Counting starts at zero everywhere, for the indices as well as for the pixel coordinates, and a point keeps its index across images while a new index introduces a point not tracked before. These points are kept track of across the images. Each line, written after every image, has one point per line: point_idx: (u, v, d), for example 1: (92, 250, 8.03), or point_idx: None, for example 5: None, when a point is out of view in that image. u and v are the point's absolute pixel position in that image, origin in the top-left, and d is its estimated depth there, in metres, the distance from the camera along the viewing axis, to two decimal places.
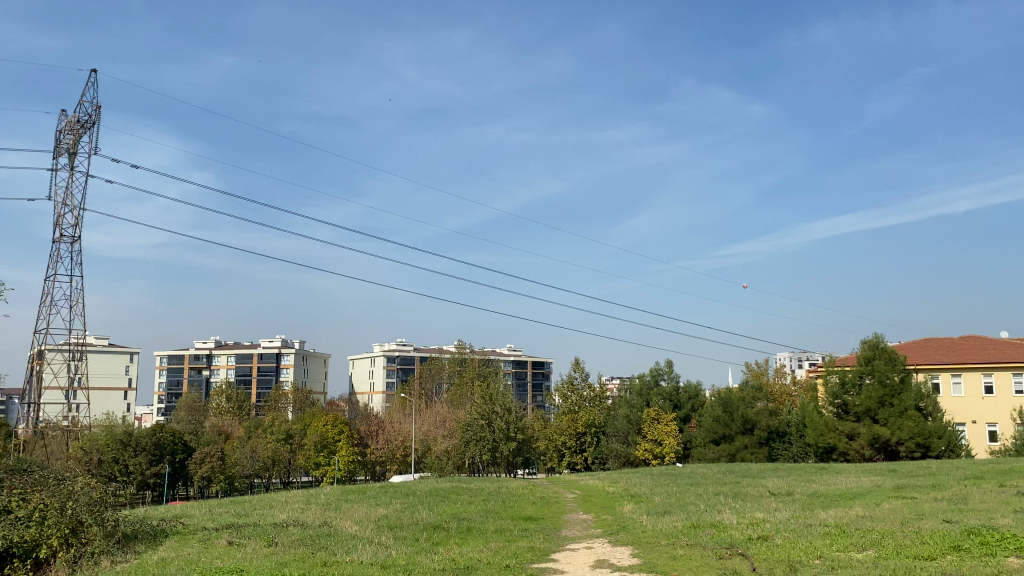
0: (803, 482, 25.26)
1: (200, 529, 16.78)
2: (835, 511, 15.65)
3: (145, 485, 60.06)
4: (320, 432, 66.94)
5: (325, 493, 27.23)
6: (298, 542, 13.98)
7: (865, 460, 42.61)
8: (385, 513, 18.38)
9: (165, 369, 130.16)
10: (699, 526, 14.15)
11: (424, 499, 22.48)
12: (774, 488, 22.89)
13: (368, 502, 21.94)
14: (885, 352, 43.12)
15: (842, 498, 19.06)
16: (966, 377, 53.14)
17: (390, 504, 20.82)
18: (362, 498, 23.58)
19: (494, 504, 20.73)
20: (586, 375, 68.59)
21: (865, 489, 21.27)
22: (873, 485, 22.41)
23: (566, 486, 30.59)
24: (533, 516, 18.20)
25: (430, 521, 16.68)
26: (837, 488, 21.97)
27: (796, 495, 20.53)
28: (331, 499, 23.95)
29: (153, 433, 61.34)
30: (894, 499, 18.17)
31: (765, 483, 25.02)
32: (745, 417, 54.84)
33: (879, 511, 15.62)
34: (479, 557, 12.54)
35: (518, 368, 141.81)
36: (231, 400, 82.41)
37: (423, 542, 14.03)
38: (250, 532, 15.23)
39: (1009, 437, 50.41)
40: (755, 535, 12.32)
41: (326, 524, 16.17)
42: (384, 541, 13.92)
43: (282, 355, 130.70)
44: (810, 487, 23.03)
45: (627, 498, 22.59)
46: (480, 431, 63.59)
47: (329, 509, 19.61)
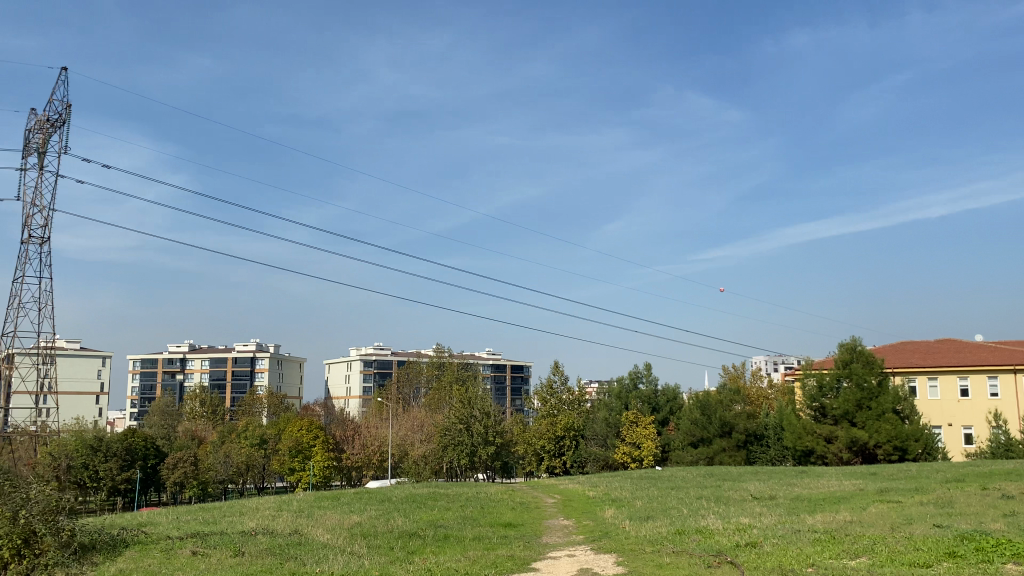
0: (785, 485, 25.26)
1: (164, 537, 16.33)
2: (821, 516, 15.58)
3: (115, 490, 59.21)
4: (295, 437, 66.25)
5: (300, 498, 26.76)
6: (265, 551, 13.64)
7: (843, 463, 42.86)
8: (360, 520, 18.08)
9: (137, 373, 128.43)
10: (683, 532, 13.98)
11: (400, 505, 22.16)
12: (757, 492, 22.85)
13: (343, 509, 21.58)
14: (863, 355, 43.38)
15: (826, 502, 19.01)
16: (943, 380, 53.65)
17: (366, 511, 20.47)
18: (336, 505, 23.18)
19: (472, 510, 20.45)
20: (564, 379, 68.42)
21: (849, 493, 21.27)
22: (855, 488, 22.42)
23: (545, 490, 30.35)
24: (512, 522, 18.00)
25: (405, 528, 16.41)
26: (820, 492, 21.95)
27: (779, 499, 20.47)
28: (304, 505, 23.51)
29: (124, 438, 60.45)
30: (878, 503, 18.14)
31: (747, 487, 25.01)
32: (724, 420, 54.91)
33: (865, 515, 15.58)
34: (456, 566, 12.28)
35: (496, 372, 141.60)
36: (206, 404, 81.44)
37: (399, 552, 13.76)
38: (216, 542, 14.87)
39: (985, 439, 50.85)
40: (743, 542, 12.15)
41: (297, 532, 15.83)
42: (357, 550, 13.62)
43: (257, 359, 129.45)
44: (793, 490, 23.02)
45: (607, 502, 22.39)
46: (458, 436, 63.27)
47: (302, 516, 19.25)
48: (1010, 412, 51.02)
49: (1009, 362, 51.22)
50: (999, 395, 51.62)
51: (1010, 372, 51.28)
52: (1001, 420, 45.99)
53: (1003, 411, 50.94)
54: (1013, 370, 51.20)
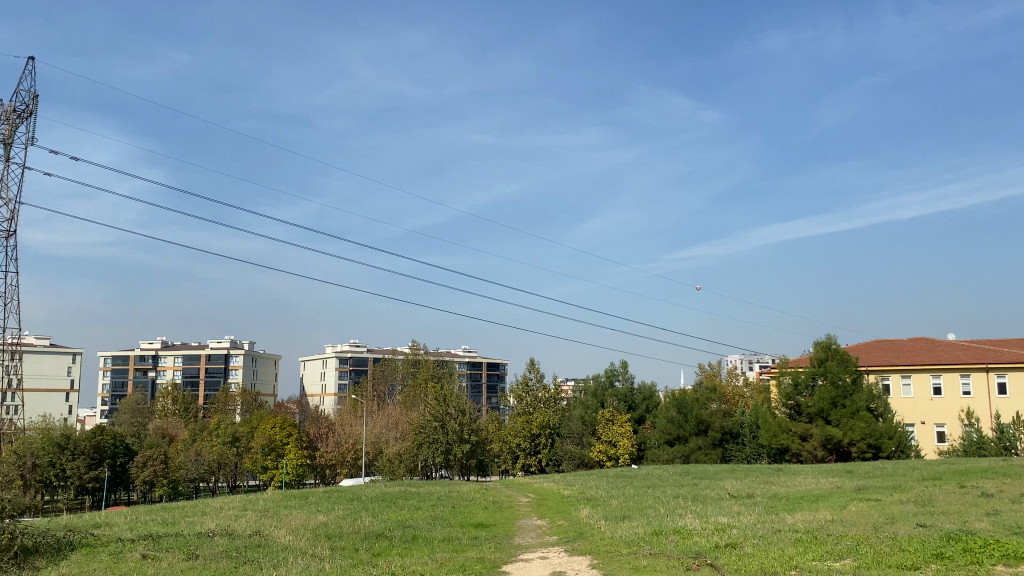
0: (762, 483, 25.28)
1: (116, 539, 15.81)
2: (800, 515, 15.51)
3: (83, 489, 58.32)
4: (268, 435, 65.54)
5: (268, 497, 26.42)
6: (221, 555, 13.24)
7: (818, 460, 43.13)
8: (326, 521, 17.72)
9: (108, 371, 126.84)
10: (661, 532, 13.81)
11: (371, 505, 21.80)
12: (734, 491, 22.81)
13: (310, 508, 21.23)
14: (838, 353, 43.69)
15: (804, 501, 18.97)
16: (915, 379, 54.17)
17: (335, 511, 20.14)
18: (304, 504, 22.81)
19: (444, 510, 20.24)
20: (540, 376, 68.29)
21: (826, 491, 21.33)
22: (833, 487, 22.46)
23: (519, 488, 30.16)
24: (484, 523, 17.73)
25: (372, 529, 16.11)
26: (797, 490, 21.99)
27: (757, 497, 20.46)
28: (272, 504, 23.22)
29: (92, 436, 59.52)
30: (857, 502, 18.13)
31: (723, 485, 25.02)
32: (700, 418, 55.06)
33: (846, 514, 15.52)
34: (423, 569, 12.02)
35: (472, 369, 141.32)
36: (178, 402, 80.33)
37: (364, 554, 13.46)
38: (169, 544, 14.43)
39: (957, 437, 51.42)
40: (722, 543, 12.01)
41: (257, 534, 15.43)
42: (319, 553, 13.29)
43: (231, 356, 128.15)
44: (770, 488, 23.07)
45: (583, 501, 22.27)
46: (434, 433, 63.02)
47: (266, 517, 18.92)
48: (981, 410, 51.67)
49: (982, 361, 51.88)
50: (970, 394, 52.28)
51: (982, 371, 51.94)
52: (974, 418, 46.53)
53: (975, 409, 51.60)
54: (985, 369, 51.89)
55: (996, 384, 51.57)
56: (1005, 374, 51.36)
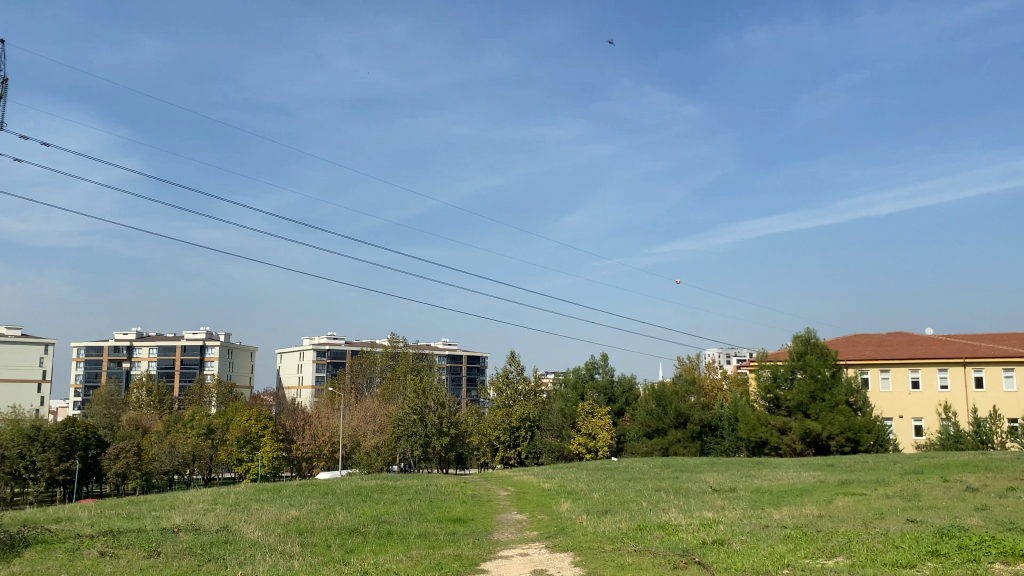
0: (744, 477, 25.27)
1: (75, 535, 15.41)
2: (787, 511, 15.47)
3: (54, 481, 57.64)
4: (244, 427, 64.95)
5: (240, 491, 26.12)
6: (184, 552, 12.92)
7: (796, 454, 43.39)
8: (299, 515, 17.46)
9: (82, 361, 125.33)
10: (645, 528, 13.69)
11: (345, 499, 21.56)
12: (716, 484, 22.81)
13: (281, 503, 20.96)
14: (817, 347, 43.91)
15: (788, 495, 18.98)
16: (894, 373, 54.62)
17: (309, 505, 19.89)
18: (278, 499, 22.52)
19: (420, 504, 20.01)
20: (520, 369, 68.16)
21: (810, 484, 21.36)
22: (816, 481, 22.51)
23: (498, 482, 30.01)
24: (462, 517, 17.53)
25: (345, 524, 15.87)
26: (779, 484, 22.01)
27: (739, 491, 20.49)
28: (242, 498, 22.88)
29: (64, 427, 58.79)
30: (842, 496, 18.14)
31: (705, 479, 25.00)
32: (678, 411, 55.33)
33: (831, 509, 15.52)
34: (397, 568, 11.78)
35: (452, 362, 141.05)
36: (153, 393, 79.47)
37: (336, 551, 13.21)
38: (129, 541, 14.07)
39: (934, 431, 51.97)
40: (709, 539, 11.89)
41: (225, 530, 15.14)
42: (289, 551, 13.03)
43: (207, 347, 126.99)
44: (753, 482, 23.10)
45: (563, 495, 22.15)
46: (412, 426, 62.74)
47: (236, 511, 18.64)
48: (958, 404, 52.23)
49: (959, 355, 52.42)
50: (948, 388, 52.86)
51: (960, 365, 52.48)
52: (950, 413, 47.03)
53: (952, 403, 52.19)
54: (962, 363, 52.47)
55: (973, 378, 52.15)
56: (982, 368, 51.96)
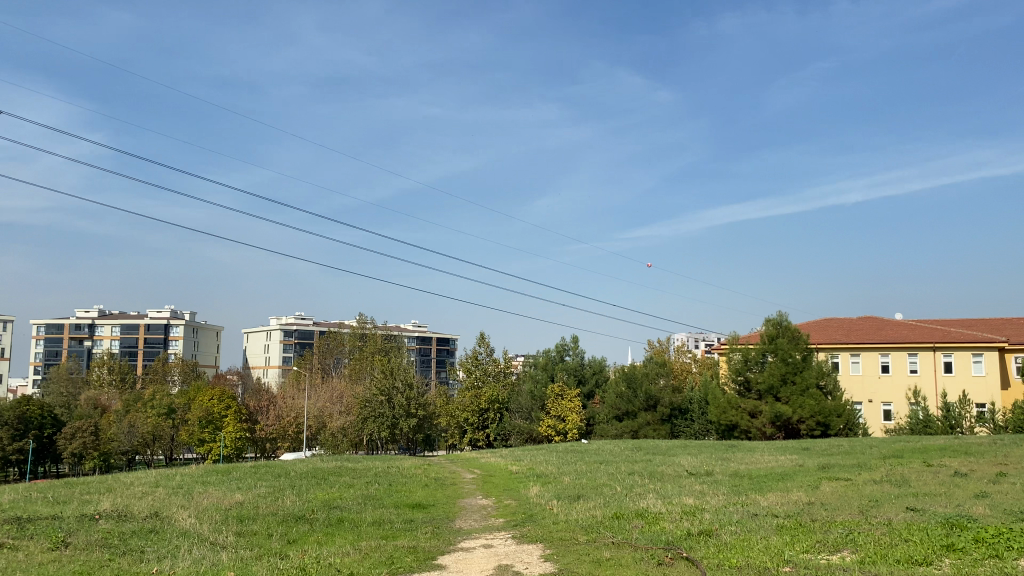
0: (719, 460, 25.03)
1: None
2: (770, 497, 15.16)
3: (7, 461, 56.48)
4: (205, 407, 63.86)
5: (188, 473, 25.49)
6: (101, 543, 12.21)
7: (766, 437, 43.54)
8: (243, 501, 16.85)
9: (42, 339, 122.96)
10: (622, 517, 13.27)
11: (298, 482, 21.01)
12: (692, 468, 22.56)
13: (227, 486, 20.31)
14: (789, 330, 44.06)
15: (769, 480, 18.73)
16: (864, 357, 55.03)
17: (259, 489, 19.26)
18: (227, 481, 21.89)
19: (379, 488, 19.47)
20: (490, 350, 67.74)
21: (790, 468, 21.17)
22: (795, 465, 22.35)
23: (465, 464, 29.62)
24: (422, 503, 17.03)
25: (292, 511, 15.31)
26: (759, 468, 21.81)
27: (718, 475, 20.30)
28: (190, 481, 22.21)
29: (18, 406, 57.59)
30: (827, 481, 17.95)
31: (680, 462, 24.76)
32: (648, 394, 55.31)
33: (817, 495, 15.27)
34: (341, 562, 11.23)
35: (421, 344, 140.38)
36: (114, 371, 77.92)
37: (276, 542, 12.61)
38: (34, 531, 13.28)
39: (903, 415, 52.55)
40: (695, 530, 11.49)
41: (154, 518, 14.49)
42: (220, 542, 12.41)
43: (170, 326, 124.90)
44: (730, 465, 22.93)
45: (532, 478, 21.77)
46: (379, 407, 62.21)
47: (175, 495, 17.99)
48: (928, 388, 52.81)
49: (929, 340, 52.93)
50: (917, 372, 53.41)
51: (929, 349, 53.01)
52: (920, 397, 47.48)
53: (921, 387, 52.72)
54: (932, 348, 53.01)
55: (943, 362, 52.75)
56: (952, 353, 52.58)
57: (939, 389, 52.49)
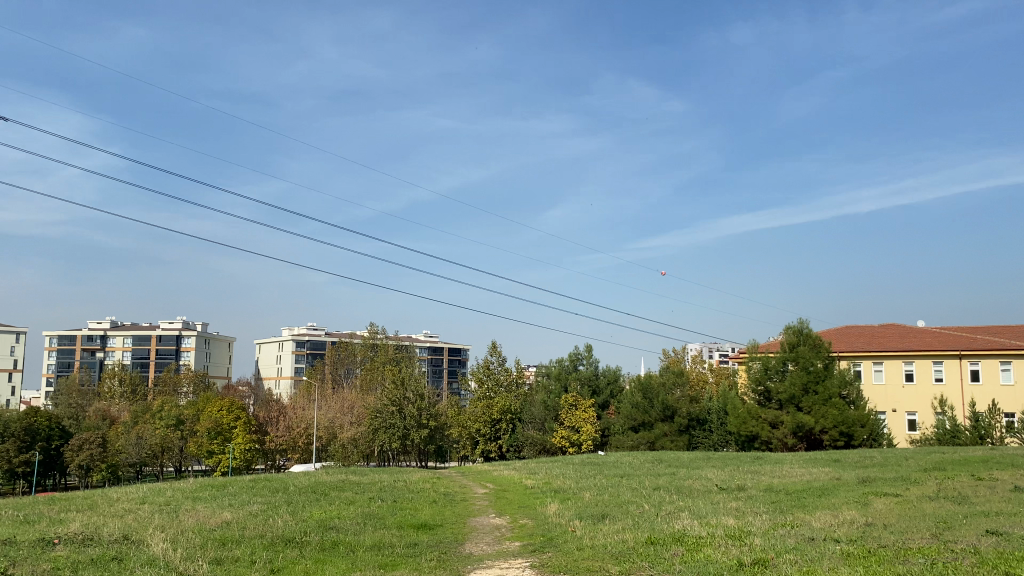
0: (749, 474, 24.33)
1: None
2: (817, 517, 14.40)
3: (14, 473, 56.31)
4: (214, 418, 63.53)
5: (184, 487, 25.00)
6: (53, 573, 11.62)
7: (788, 448, 42.66)
8: (230, 521, 16.30)
9: (55, 351, 123.59)
10: (657, 542, 12.57)
11: (296, 497, 20.51)
12: (721, 482, 21.90)
13: (219, 503, 19.79)
14: (810, 338, 43.20)
15: (810, 496, 18.00)
16: (887, 365, 54.21)
17: (254, 506, 18.72)
18: (222, 497, 21.37)
19: (383, 506, 18.86)
20: (502, 360, 67.14)
21: (827, 483, 20.45)
22: (832, 478, 21.60)
23: (477, 477, 29.09)
24: (427, 523, 16.40)
25: (283, 533, 14.72)
26: (794, 482, 21.14)
27: (750, 490, 19.63)
28: (180, 497, 21.67)
29: (25, 418, 57.54)
30: (875, 497, 17.18)
31: (706, 476, 24.09)
32: (665, 404, 54.54)
33: (869, 514, 14.52)
34: None
35: (434, 354, 139.98)
36: (125, 383, 77.85)
37: (255, 572, 12.01)
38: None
39: (929, 425, 51.58)
40: (749, 560, 10.82)
41: (126, 542, 13.90)
42: (189, 571, 11.80)
43: (182, 337, 124.94)
44: (761, 479, 22.23)
45: (550, 494, 21.10)
46: (390, 418, 61.72)
47: (162, 514, 17.49)
48: (954, 397, 51.82)
49: (955, 348, 51.95)
50: (943, 381, 52.41)
51: (955, 358, 52.03)
52: (945, 408, 46.62)
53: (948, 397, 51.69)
54: (958, 356, 51.99)
55: (969, 371, 51.67)
56: (978, 361, 51.53)
57: (966, 399, 51.42)
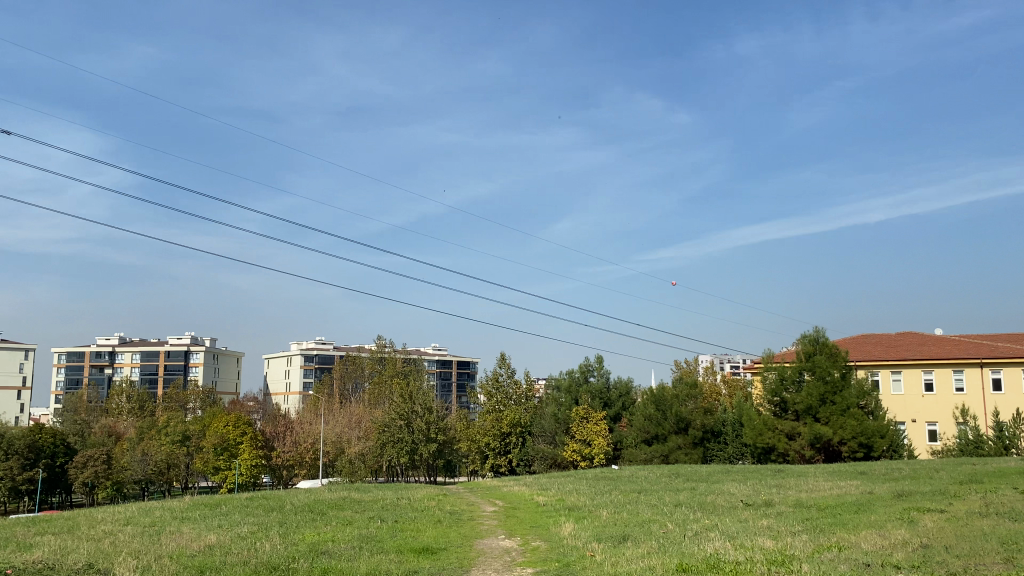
0: (774, 488, 23.74)
1: None
2: (861, 538, 13.77)
3: (17, 492, 55.91)
4: (220, 434, 63.19)
5: (177, 507, 24.49)
6: None
7: (806, 460, 41.98)
8: (214, 545, 15.79)
9: (63, 367, 123.88)
10: (691, 569, 11.97)
11: (290, 518, 20.02)
12: (746, 498, 21.29)
13: (207, 524, 19.28)
14: (826, 347, 42.65)
15: (846, 513, 17.38)
16: (906, 375, 53.53)
17: (243, 527, 18.23)
18: (212, 518, 20.87)
19: (382, 527, 18.33)
20: (511, 372, 66.68)
21: (861, 498, 19.81)
22: (865, 493, 20.94)
23: (485, 493, 28.58)
24: (431, 547, 15.84)
25: (269, 560, 14.21)
26: (825, 497, 20.51)
27: (778, 507, 19.03)
28: (171, 518, 21.20)
29: (29, 435, 57.27)
30: (919, 514, 16.53)
31: (728, 491, 23.45)
32: (679, 416, 53.88)
33: (917, 534, 13.88)
34: None
35: (442, 368, 139.39)
36: (132, 399, 77.66)
37: None
38: None
39: (950, 436, 50.80)
40: None
41: (96, 570, 13.37)
42: None
43: (190, 352, 124.94)
44: (788, 494, 21.61)
45: (564, 512, 20.53)
46: (399, 433, 61.28)
47: (145, 538, 16.99)
48: (976, 407, 50.99)
49: (976, 356, 51.16)
50: (964, 390, 51.60)
51: (976, 366, 51.26)
52: (967, 417, 45.84)
53: (969, 406, 50.89)
54: (979, 364, 51.17)
55: (991, 379, 50.82)
56: (1000, 370, 50.62)
57: (989, 408, 50.52)
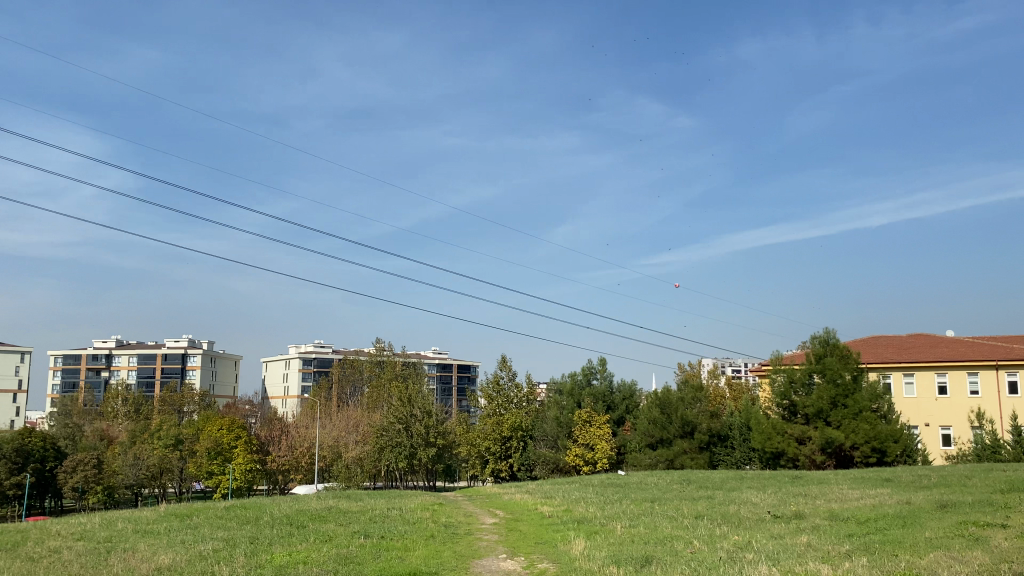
0: (799, 497, 22.89)
1: None
2: (935, 564, 12.87)
3: (6, 497, 55.19)
4: (214, 438, 62.51)
5: (149, 518, 23.67)
6: None
7: (816, 465, 41.10)
8: (166, 568, 14.97)
9: (60, 370, 123.30)
10: None
11: (264, 533, 19.24)
12: (772, 509, 20.51)
13: (171, 540, 18.52)
14: (837, 349, 41.90)
15: (892, 529, 16.56)
16: (919, 377, 52.79)
17: (208, 545, 17.47)
18: (180, 531, 20.15)
19: (362, 546, 17.47)
20: (512, 375, 65.97)
21: (901, 510, 18.97)
22: (901, 504, 20.15)
23: (485, 502, 27.77)
24: (421, 570, 15.05)
25: None
26: (860, 508, 19.71)
27: (812, 521, 18.13)
28: (142, 531, 20.40)
29: (18, 439, 56.57)
30: (977, 532, 15.66)
31: (750, 500, 22.62)
32: (685, 420, 53.14)
33: (996, 558, 12.97)
34: None
35: (443, 371, 138.86)
36: (127, 402, 76.98)
37: None
38: None
39: (965, 440, 50.10)
40: None
41: None
42: None
43: (188, 356, 124.30)
44: (819, 505, 20.75)
45: (571, 526, 19.76)
46: (397, 437, 60.60)
47: (96, 559, 16.16)
48: (992, 411, 50.22)
49: (991, 359, 50.50)
50: (979, 394, 50.88)
51: (992, 368, 50.56)
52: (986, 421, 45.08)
53: (984, 409, 50.17)
54: (995, 366, 50.50)
55: (1007, 382, 50.14)
56: (1016, 372, 49.97)
57: (1005, 411, 49.77)
